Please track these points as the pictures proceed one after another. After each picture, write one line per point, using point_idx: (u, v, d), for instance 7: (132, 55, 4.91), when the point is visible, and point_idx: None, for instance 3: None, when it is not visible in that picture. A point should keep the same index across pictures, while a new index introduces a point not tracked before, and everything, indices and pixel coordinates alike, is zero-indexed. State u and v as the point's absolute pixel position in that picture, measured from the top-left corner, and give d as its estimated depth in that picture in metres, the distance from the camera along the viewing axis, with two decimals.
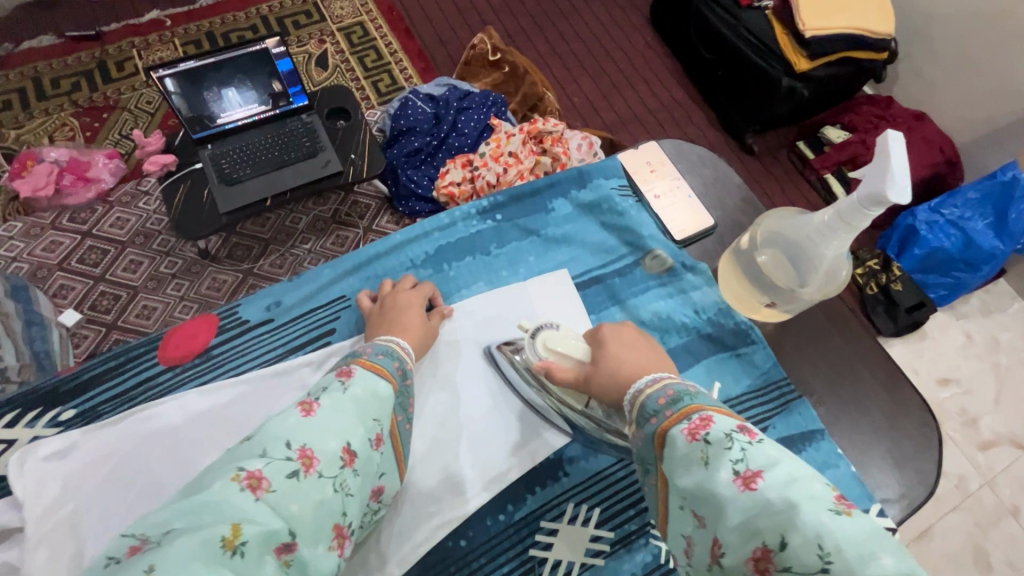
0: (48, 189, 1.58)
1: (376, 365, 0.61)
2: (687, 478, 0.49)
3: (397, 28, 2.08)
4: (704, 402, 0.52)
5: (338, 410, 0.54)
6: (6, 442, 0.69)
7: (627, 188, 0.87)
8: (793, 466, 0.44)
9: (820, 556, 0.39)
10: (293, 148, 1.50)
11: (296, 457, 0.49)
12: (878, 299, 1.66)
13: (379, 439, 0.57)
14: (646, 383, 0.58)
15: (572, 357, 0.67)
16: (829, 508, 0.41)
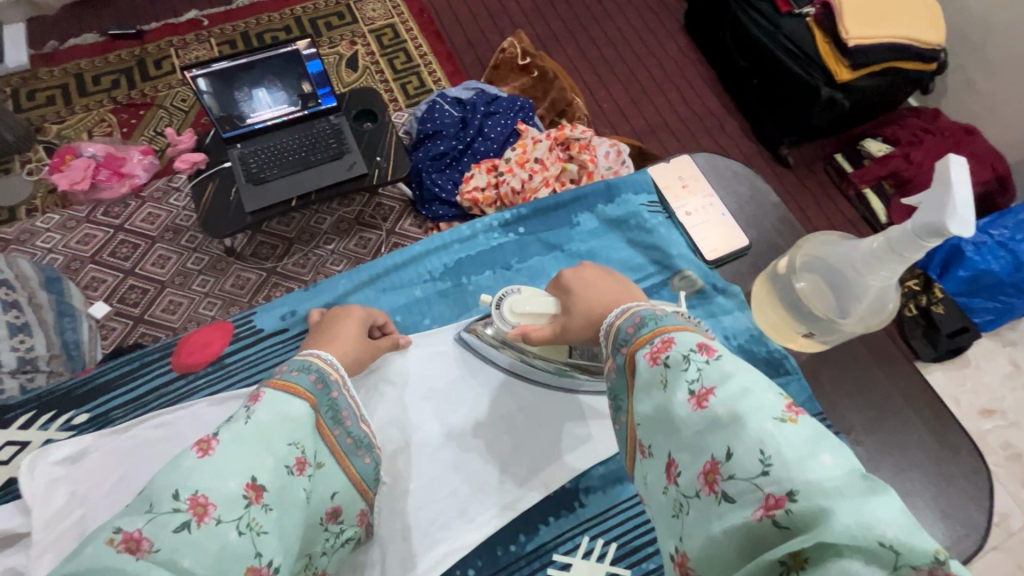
0: (86, 182, 1.64)
1: (289, 381, 0.52)
2: (647, 407, 0.49)
3: (428, 30, 2.07)
4: (666, 324, 0.50)
5: (241, 444, 0.46)
6: (20, 444, 0.69)
7: (657, 204, 0.84)
8: (746, 381, 0.44)
9: (762, 460, 0.39)
10: (320, 149, 1.51)
11: (184, 507, 0.42)
12: (917, 322, 1.58)
13: (302, 462, 0.50)
14: (614, 317, 0.55)
15: (542, 315, 0.64)
16: (774, 417, 0.41)
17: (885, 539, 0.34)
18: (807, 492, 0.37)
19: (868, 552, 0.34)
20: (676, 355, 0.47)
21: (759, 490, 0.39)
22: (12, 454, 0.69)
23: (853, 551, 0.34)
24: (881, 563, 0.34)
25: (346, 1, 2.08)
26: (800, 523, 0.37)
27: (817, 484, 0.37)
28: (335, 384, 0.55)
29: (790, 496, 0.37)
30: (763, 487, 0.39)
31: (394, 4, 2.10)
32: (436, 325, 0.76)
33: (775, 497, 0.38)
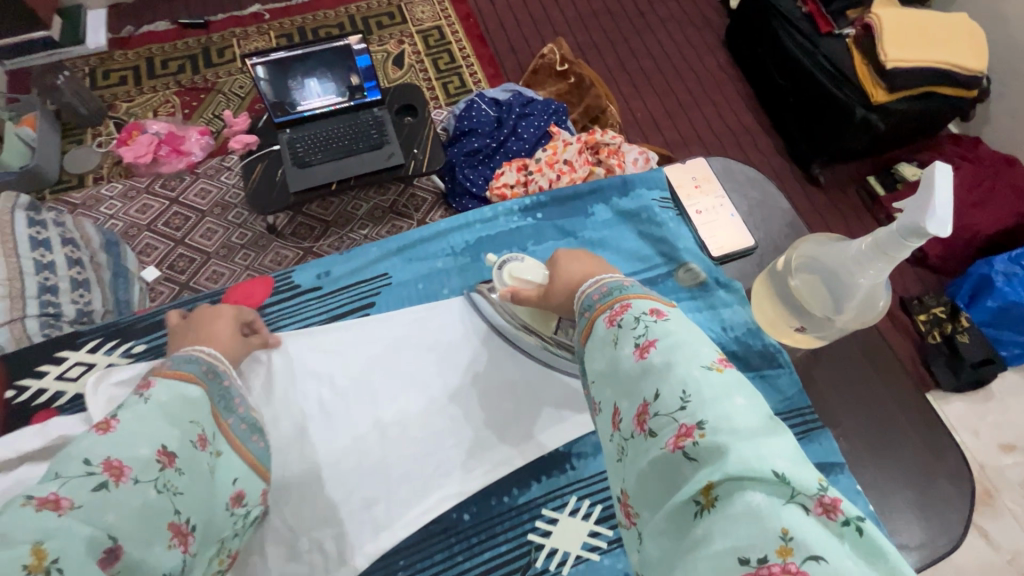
0: (149, 156, 1.78)
1: (180, 374, 0.57)
2: (600, 362, 0.51)
3: (472, 34, 2.17)
4: (629, 293, 0.53)
5: (143, 421, 0.51)
6: (86, 364, 0.75)
7: (668, 201, 0.88)
8: (683, 336, 0.48)
9: (681, 398, 0.44)
10: (362, 139, 1.61)
11: (98, 470, 0.46)
12: (940, 349, 1.58)
13: (204, 438, 0.55)
14: (587, 286, 0.58)
15: (532, 281, 0.71)
16: (701, 366, 0.44)
17: (777, 469, 0.38)
18: (716, 426, 0.41)
19: (766, 483, 0.37)
20: (627, 318, 0.51)
21: (676, 424, 0.43)
22: (79, 373, 0.74)
23: (753, 483, 0.38)
24: (778, 493, 0.37)
25: (398, 3, 2.19)
26: (706, 455, 0.40)
27: (727, 422, 0.41)
28: (224, 373, 0.60)
29: (698, 427, 0.42)
30: (680, 420, 0.43)
31: (442, 7, 2.21)
32: (454, 295, 0.82)
33: (688, 428, 0.42)
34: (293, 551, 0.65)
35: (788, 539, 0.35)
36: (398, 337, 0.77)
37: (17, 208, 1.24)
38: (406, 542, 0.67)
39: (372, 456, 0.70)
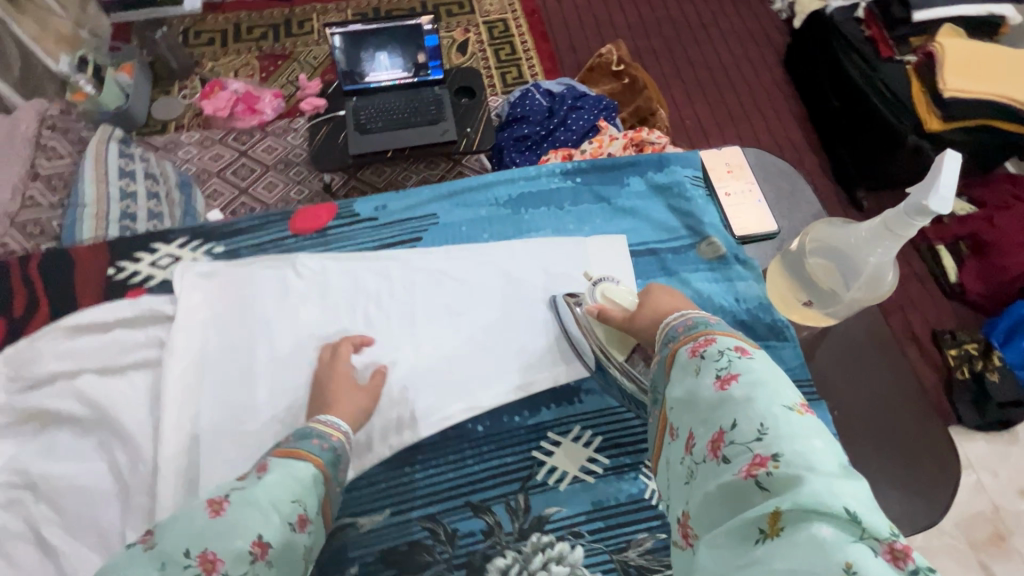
0: (227, 111, 1.96)
1: (295, 448, 0.60)
2: (680, 390, 0.56)
3: (535, 29, 2.27)
4: (716, 330, 0.59)
5: (248, 505, 0.52)
6: (174, 257, 0.86)
7: (700, 180, 0.94)
8: (768, 376, 0.52)
9: (760, 431, 0.48)
10: (420, 113, 1.72)
11: (194, 563, 0.48)
12: (967, 385, 1.57)
13: (304, 519, 0.55)
14: (673, 317, 0.65)
15: (621, 303, 0.75)
16: (781, 405, 0.49)
17: (850, 508, 0.41)
18: (791, 462, 0.44)
19: (835, 519, 0.40)
20: (713, 350, 0.56)
21: (750, 454, 0.47)
22: (167, 263, 0.85)
23: (821, 517, 0.41)
24: (849, 531, 0.40)
25: None
26: (779, 488, 0.44)
27: (803, 462, 0.44)
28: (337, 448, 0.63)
29: (774, 460, 0.46)
30: (755, 451, 0.47)
31: (509, 2, 2.32)
32: (493, 240, 0.89)
33: (762, 459, 0.46)
34: None
35: (851, 572, 0.38)
36: (442, 271, 0.86)
37: (112, 140, 1.30)
38: (424, 442, 0.75)
39: (403, 363, 0.79)
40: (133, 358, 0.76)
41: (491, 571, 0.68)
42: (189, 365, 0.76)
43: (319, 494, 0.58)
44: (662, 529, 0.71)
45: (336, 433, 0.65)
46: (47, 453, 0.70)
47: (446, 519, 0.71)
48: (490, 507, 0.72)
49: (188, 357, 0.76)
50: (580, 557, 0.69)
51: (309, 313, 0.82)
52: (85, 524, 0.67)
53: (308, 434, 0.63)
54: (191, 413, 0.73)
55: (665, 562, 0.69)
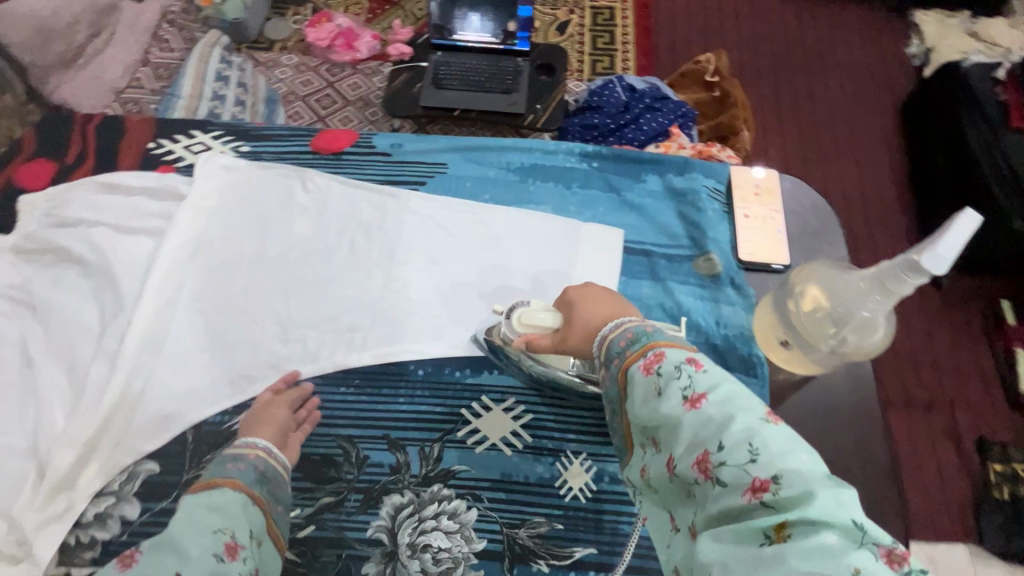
0: (327, 42, 2.06)
1: (211, 479, 0.61)
2: (644, 412, 0.49)
3: (640, 24, 2.19)
4: (659, 339, 0.52)
5: (156, 552, 0.54)
6: (206, 146, 0.93)
7: (720, 194, 0.90)
8: (734, 386, 0.47)
9: (749, 450, 0.43)
10: (496, 81, 1.73)
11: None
12: (1000, 508, 1.32)
13: (231, 547, 0.56)
14: (609, 329, 0.57)
15: (545, 326, 0.67)
16: (760, 418, 0.45)
17: (855, 517, 0.40)
18: (792, 479, 0.41)
19: (839, 527, 0.39)
20: (668, 366, 0.49)
21: (747, 475, 0.43)
22: (199, 150, 0.93)
23: (828, 527, 0.39)
24: (849, 536, 0.39)
25: None
26: (786, 505, 0.41)
27: (800, 474, 0.42)
28: (258, 464, 0.64)
29: (773, 480, 0.42)
30: (751, 472, 0.43)
31: None
32: (491, 202, 0.89)
33: (762, 481, 0.42)
34: (285, 335, 0.79)
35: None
36: (435, 219, 0.87)
37: (217, 46, 1.39)
38: (364, 370, 0.78)
39: (369, 294, 0.82)
40: (142, 224, 0.84)
41: (386, 504, 0.70)
42: (187, 242, 0.83)
43: (240, 518, 0.58)
44: (560, 520, 0.70)
45: (252, 450, 0.66)
46: (53, 283, 0.80)
47: (360, 444, 0.74)
48: (404, 447, 0.74)
49: (189, 235, 0.84)
50: (471, 520, 0.70)
51: (302, 225, 0.87)
52: (62, 351, 0.76)
53: (221, 462, 0.64)
54: (174, 284, 0.81)
55: (552, 551, 0.68)
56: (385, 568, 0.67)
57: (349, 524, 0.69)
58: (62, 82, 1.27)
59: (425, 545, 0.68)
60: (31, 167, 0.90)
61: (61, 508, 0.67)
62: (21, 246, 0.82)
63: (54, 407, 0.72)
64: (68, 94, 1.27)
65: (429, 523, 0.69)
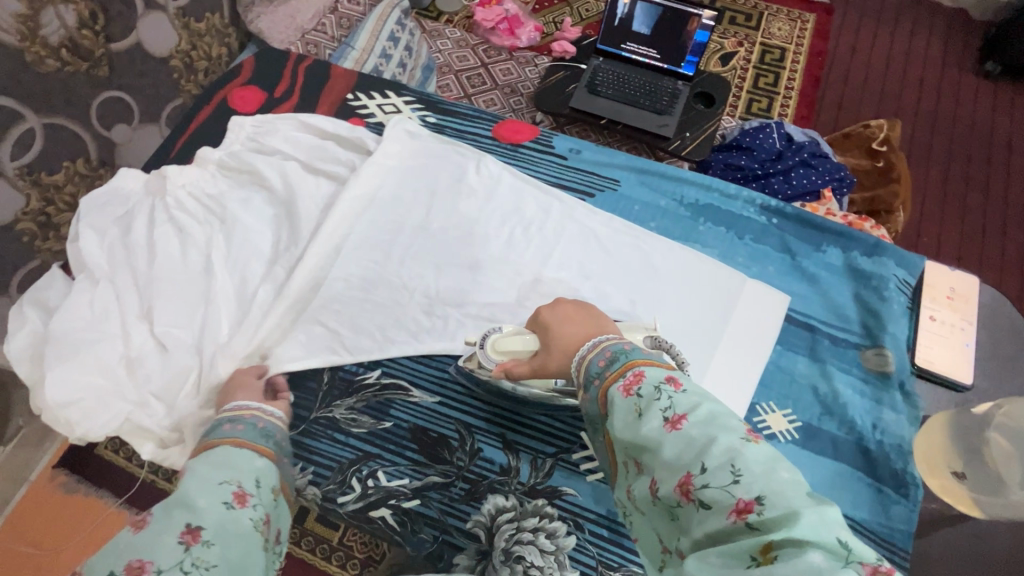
0: (492, 24, 2.05)
1: (207, 442, 0.58)
2: (625, 433, 0.47)
3: (810, 73, 1.93)
4: (638, 358, 0.51)
5: (164, 509, 0.49)
6: (397, 110, 0.97)
7: (908, 287, 0.81)
8: (715, 407, 0.46)
9: (733, 472, 0.41)
10: (651, 98, 1.52)
11: (119, 573, 0.43)
12: None
13: (241, 496, 0.52)
14: (587, 349, 0.56)
15: (524, 349, 0.66)
16: (741, 438, 0.43)
17: (841, 536, 0.37)
18: (776, 498, 0.39)
19: (823, 545, 0.36)
20: (648, 387, 0.48)
21: (731, 496, 0.40)
22: (390, 111, 0.97)
23: (813, 545, 0.36)
24: (834, 556, 0.36)
25: (763, 9, 2.02)
26: (771, 525, 0.38)
27: (782, 492, 0.39)
28: (252, 421, 0.62)
29: (758, 501, 0.39)
30: (735, 494, 0.40)
31: (801, 35, 1.98)
32: (655, 230, 0.87)
33: (745, 502, 0.40)
34: (429, 309, 0.81)
35: None
36: (595, 232, 0.86)
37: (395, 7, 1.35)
38: None
39: (516, 290, 0.82)
40: (328, 168, 0.89)
41: (488, 502, 0.70)
42: (365, 196, 0.88)
43: (246, 468, 0.55)
44: None
45: (247, 412, 0.63)
46: (242, 202, 0.86)
47: (476, 435, 0.74)
48: (517, 452, 0.73)
49: (365, 188, 0.87)
50: (568, 546, 0.68)
51: (467, 206, 0.88)
52: (237, 266, 0.82)
53: (218, 424, 0.61)
54: (343, 232, 0.85)
55: None
56: (476, 565, 0.67)
57: (450, 509, 0.70)
58: (261, 12, 1.18)
59: (519, 556, 0.67)
60: (244, 92, 0.99)
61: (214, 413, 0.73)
62: (225, 162, 0.89)
63: (222, 316, 0.78)
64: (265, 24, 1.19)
65: (526, 535, 0.68)
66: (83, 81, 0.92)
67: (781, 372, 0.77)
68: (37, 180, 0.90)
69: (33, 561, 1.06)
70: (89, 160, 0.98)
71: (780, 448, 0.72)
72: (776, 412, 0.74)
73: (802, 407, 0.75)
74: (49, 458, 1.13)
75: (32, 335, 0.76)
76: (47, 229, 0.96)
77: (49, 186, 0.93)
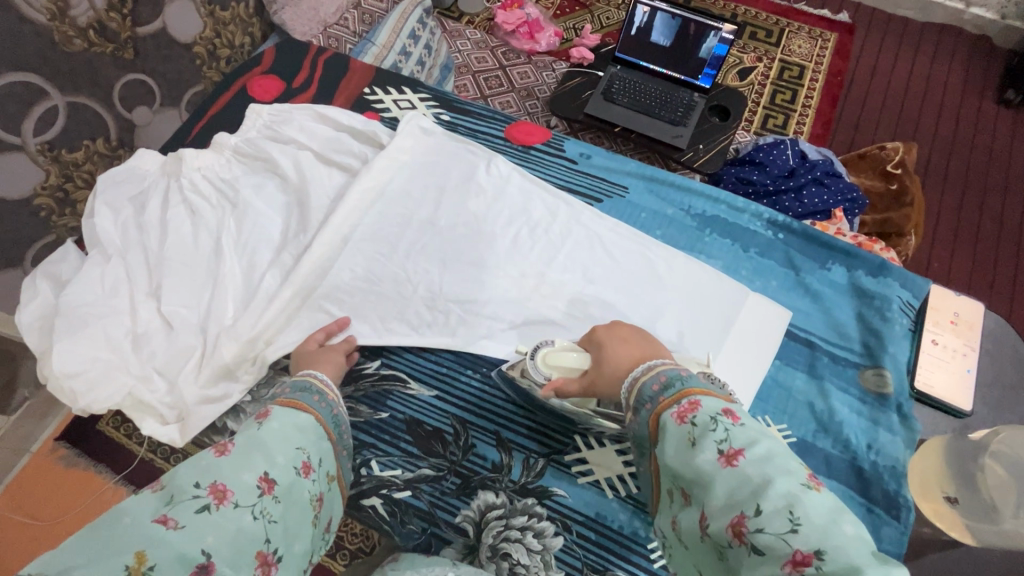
0: (513, 28, 2.05)
1: (295, 400, 0.61)
2: (677, 463, 0.47)
3: (828, 91, 1.92)
4: (693, 387, 0.50)
5: (249, 449, 0.53)
6: (412, 106, 0.99)
7: (912, 310, 0.81)
8: (773, 446, 0.45)
9: (790, 520, 0.40)
10: (666, 109, 1.53)
11: (205, 490, 0.48)
12: None
13: (307, 466, 0.56)
14: (639, 372, 0.55)
15: (576, 366, 0.66)
16: (801, 482, 0.42)
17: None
18: (837, 553, 0.38)
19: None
20: (704, 418, 0.47)
21: (786, 545, 0.40)
22: (405, 108, 0.98)
23: None
24: None
25: (784, 25, 2.02)
26: None
27: (842, 547, 0.38)
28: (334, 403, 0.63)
29: (817, 554, 0.38)
30: (792, 543, 0.39)
31: (821, 53, 1.98)
32: (661, 239, 0.87)
33: (803, 553, 0.39)
34: (433, 304, 0.82)
35: None
36: (601, 237, 0.87)
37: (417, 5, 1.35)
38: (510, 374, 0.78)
39: (520, 289, 0.83)
40: (341, 159, 0.91)
41: (479, 498, 0.71)
42: (376, 188, 0.89)
43: (319, 442, 0.58)
44: None
45: (332, 394, 0.65)
46: (255, 188, 0.88)
47: (471, 431, 0.75)
48: (511, 450, 0.74)
49: (376, 180, 0.89)
50: (555, 546, 0.68)
51: (475, 204, 0.89)
52: (246, 250, 0.83)
53: (308, 387, 0.63)
54: (352, 223, 0.86)
55: None
56: (463, 559, 0.68)
57: (441, 502, 0.70)
58: (284, 2, 1.17)
59: (506, 553, 0.67)
60: (264, 80, 1.00)
61: (218, 394, 0.74)
62: (241, 148, 0.90)
63: (227, 297, 0.79)
64: (288, 17, 1.18)
65: (514, 533, 0.68)
66: (107, 62, 0.94)
67: (778, 388, 0.77)
68: (57, 156, 0.92)
69: (33, 530, 1.09)
70: (108, 140, 1.00)
71: None
72: (771, 426, 0.74)
73: (797, 422, 0.75)
74: (52, 430, 1.16)
75: (42, 308, 0.78)
76: (64, 205, 0.98)
77: (68, 163, 0.95)
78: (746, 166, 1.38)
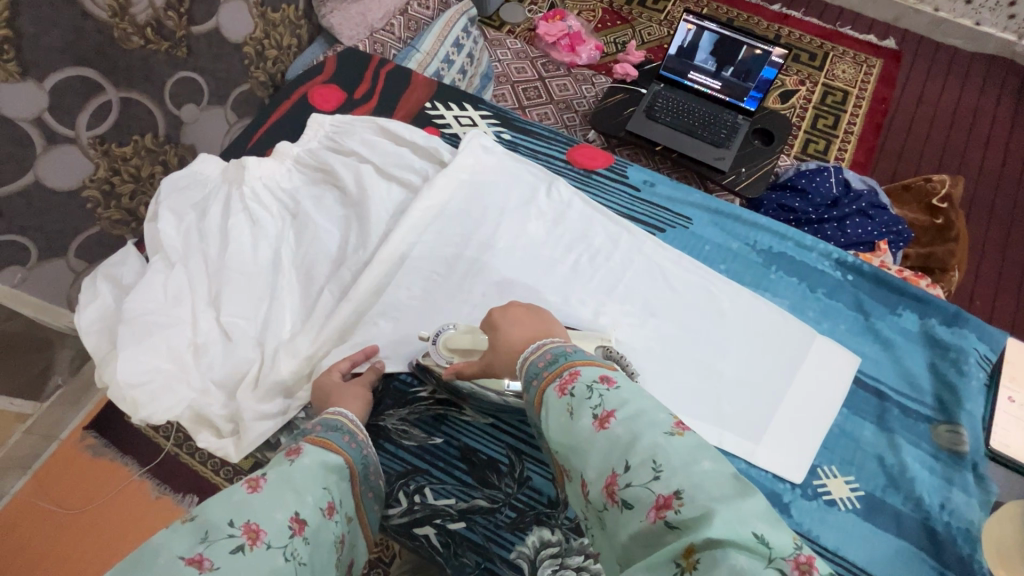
0: (554, 39, 2.04)
1: (326, 439, 0.58)
2: (559, 434, 0.48)
3: (873, 118, 1.88)
4: (575, 359, 0.52)
5: (283, 486, 0.51)
6: (472, 124, 0.98)
7: (989, 364, 0.78)
8: (643, 404, 0.47)
9: (653, 468, 0.42)
10: (710, 130, 1.49)
11: (238, 530, 0.46)
12: None
13: (331, 508, 0.53)
14: (530, 350, 0.56)
15: (474, 346, 0.70)
16: (665, 431, 0.44)
17: (757, 532, 0.37)
18: (692, 493, 0.40)
19: (745, 546, 0.37)
20: (580, 385, 0.49)
21: (651, 493, 0.41)
22: (467, 126, 0.98)
23: (734, 546, 0.37)
24: (759, 556, 0.36)
25: (828, 49, 1.99)
26: (687, 523, 0.39)
27: (700, 485, 0.40)
28: (363, 446, 0.62)
29: (676, 497, 0.40)
30: (655, 490, 0.41)
31: (865, 79, 1.94)
32: (726, 274, 0.85)
33: (665, 498, 0.41)
34: None
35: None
36: (663, 268, 0.85)
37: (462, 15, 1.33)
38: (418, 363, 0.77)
39: (573, 316, 0.80)
40: (401, 175, 0.90)
41: (533, 535, 0.69)
42: (436, 207, 0.87)
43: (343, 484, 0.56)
44: None
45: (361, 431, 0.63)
46: (315, 200, 0.88)
47: (526, 463, 0.73)
48: None
49: (436, 199, 0.87)
50: None
51: (534, 227, 0.88)
52: (305, 265, 0.83)
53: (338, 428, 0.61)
54: (409, 242, 0.85)
55: None
56: None
57: (495, 537, 0.68)
58: (335, 6, 1.18)
59: None
60: (324, 90, 1.00)
61: (273, 409, 0.73)
62: (303, 158, 0.90)
63: (285, 312, 0.79)
64: (336, 21, 1.19)
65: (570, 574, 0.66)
66: (160, 60, 0.93)
67: (845, 437, 0.74)
68: (107, 150, 0.92)
69: (51, 517, 1.08)
70: (156, 136, 0.99)
71: (840, 517, 0.69)
72: (838, 478, 0.72)
73: (866, 476, 0.72)
74: (80, 419, 1.15)
75: (102, 311, 0.78)
76: (110, 199, 0.97)
77: (118, 157, 0.94)
78: (790, 193, 1.33)
